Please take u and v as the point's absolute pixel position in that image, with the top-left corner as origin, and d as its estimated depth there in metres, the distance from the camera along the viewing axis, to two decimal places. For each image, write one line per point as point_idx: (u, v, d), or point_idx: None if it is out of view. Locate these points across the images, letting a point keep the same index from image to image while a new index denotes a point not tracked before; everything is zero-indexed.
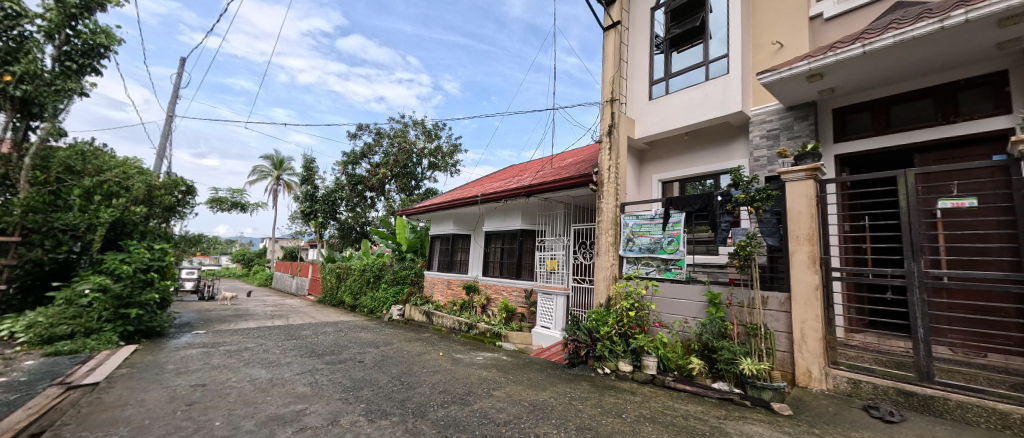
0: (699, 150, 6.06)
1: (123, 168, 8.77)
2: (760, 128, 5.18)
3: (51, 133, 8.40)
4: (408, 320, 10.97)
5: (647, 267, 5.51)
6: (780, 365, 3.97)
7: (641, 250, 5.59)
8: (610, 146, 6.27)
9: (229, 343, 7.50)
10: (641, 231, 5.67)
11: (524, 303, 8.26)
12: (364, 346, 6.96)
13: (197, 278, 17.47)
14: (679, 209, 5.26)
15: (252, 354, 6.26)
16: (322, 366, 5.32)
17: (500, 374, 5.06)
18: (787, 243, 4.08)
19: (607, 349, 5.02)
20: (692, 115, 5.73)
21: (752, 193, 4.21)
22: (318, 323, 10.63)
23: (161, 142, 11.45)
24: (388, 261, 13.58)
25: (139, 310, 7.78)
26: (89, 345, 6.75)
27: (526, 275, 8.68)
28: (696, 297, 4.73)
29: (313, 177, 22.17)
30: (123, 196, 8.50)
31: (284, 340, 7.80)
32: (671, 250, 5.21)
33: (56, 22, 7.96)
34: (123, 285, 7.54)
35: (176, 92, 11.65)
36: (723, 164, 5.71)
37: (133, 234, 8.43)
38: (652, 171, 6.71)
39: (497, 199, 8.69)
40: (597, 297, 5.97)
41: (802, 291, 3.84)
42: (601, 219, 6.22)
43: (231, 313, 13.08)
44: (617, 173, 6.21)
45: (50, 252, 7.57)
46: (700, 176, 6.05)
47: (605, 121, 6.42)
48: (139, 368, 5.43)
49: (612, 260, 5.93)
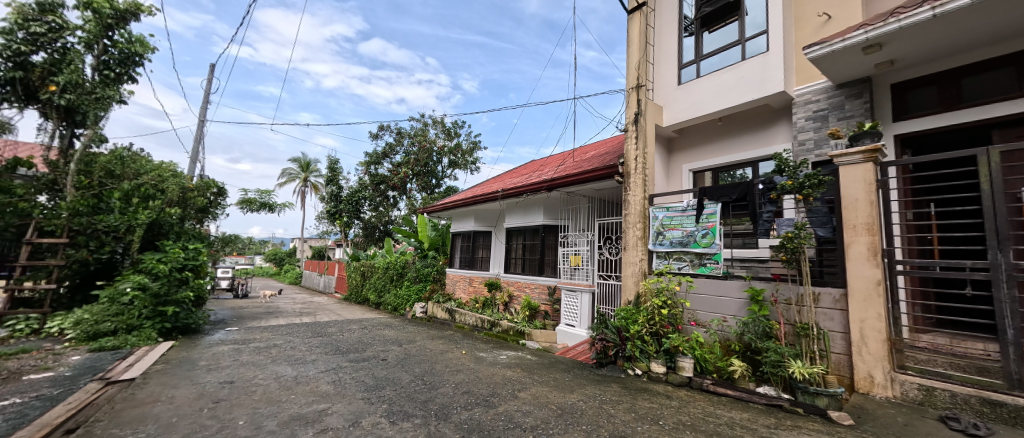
0: (735, 136, 5.67)
1: (158, 172, 9.13)
2: (805, 109, 4.76)
3: (93, 140, 8.83)
4: (432, 317, 10.96)
5: (680, 262, 5.18)
6: (835, 369, 3.61)
7: (673, 244, 5.27)
8: (636, 135, 5.94)
9: (258, 340, 7.67)
10: (672, 224, 5.35)
11: (547, 300, 8.05)
12: (387, 344, 6.94)
13: (231, 276, 18.18)
14: (713, 201, 4.90)
15: (280, 351, 6.34)
16: (346, 364, 5.30)
17: (525, 374, 4.87)
18: (842, 234, 3.71)
19: (638, 350, 4.72)
20: (727, 98, 5.34)
21: (800, 179, 3.82)
22: (344, 320, 10.77)
23: (194, 147, 11.90)
24: (411, 259, 13.66)
25: (176, 308, 8.05)
26: (130, 341, 7.02)
27: (550, 271, 8.45)
28: (735, 294, 4.39)
29: (338, 177, 22.63)
30: (159, 198, 8.83)
31: (310, 337, 7.90)
32: (706, 243, 4.87)
33: (94, 33, 8.32)
34: (161, 283, 7.83)
35: (206, 98, 12.08)
36: (762, 150, 5.30)
37: (169, 235, 8.76)
38: (681, 161, 6.35)
39: (519, 194, 8.49)
40: (625, 295, 5.68)
41: (861, 287, 3.47)
42: (629, 212, 5.91)
43: (262, 310, 13.50)
44: (645, 164, 5.88)
45: (94, 252, 7.84)
46: (736, 164, 5.66)
47: (631, 108, 6.09)
48: (174, 364, 5.57)
49: (641, 255, 5.62)
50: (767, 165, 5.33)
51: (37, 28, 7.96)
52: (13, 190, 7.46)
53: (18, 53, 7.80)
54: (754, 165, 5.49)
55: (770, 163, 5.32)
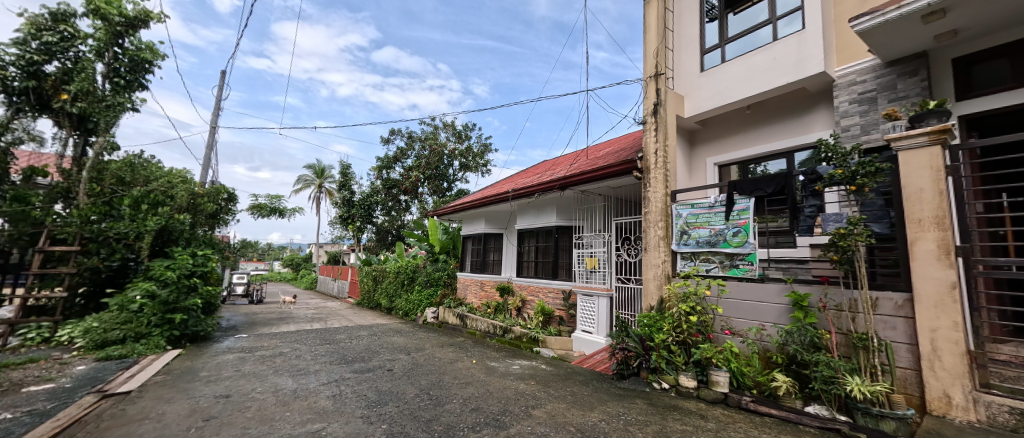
0: (765, 125, 5.20)
1: (168, 178, 9.09)
2: (849, 92, 4.30)
3: (105, 148, 8.84)
4: (443, 323, 10.65)
5: (709, 263, 4.72)
6: (901, 386, 3.15)
7: (700, 244, 4.82)
8: (656, 127, 5.51)
9: (265, 348, 7.48)
10: (699, 223, 4.90)
11: (561, 305, 7.64)
12: (395, 352, 6.64)
13: (246, 282, 18.28)
14: (744, 195, 4.44)
15: (284, 361, 6.10)
16: (350, 375, 5.00)
17: (540, 387, 4.47)
18: (904, 229, 3.23)
19: (664, 361, 4.27)
20: (757, 84, 4.89)
21: (852, 167, 3.36)
22: (354, 327, 10.56)
23: (206, 154, 11.95)
24: (422, 263, 13.42)
25: (184, 315, 7.91)
26: (137, 350, 6.89)
27: (564, 275, 8.04)
28: (775, 299, 3.91)
29: (350, 183, 22.63)
30: (168, 205, 8.75)
31: (317, 345, 7.68)
32: (738, 243, 4.42)
33: (104, 41, 8.34)
34: (169, 291, 7.72)
35: (218, 105, 12.13)
36: (798, 139, 4.82)
37: (179, 241, 8.66)
38: (704, 154, 5.90)
39: (530, 193, 8.12)
40: (647, 299, 5.24)
41: (931, 291, 3.00)
42: (649, 210, 5.47)
43: (275, 317, 13.43)
44: (667, 158, 5.44)
45: (106, 260, 7.89)
46: (766, 156, 5.20)
47: (651, 99, 5.68)
48: (176, 374, 5.37)
49: (664, 256, 5.17)
50: (802, 157, 4.87)
51: (50, 37, 7.99)
52: (27, 199, 7.43)
53: (31, 63, 7.83)
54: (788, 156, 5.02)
55: (807, 153, 4.83)
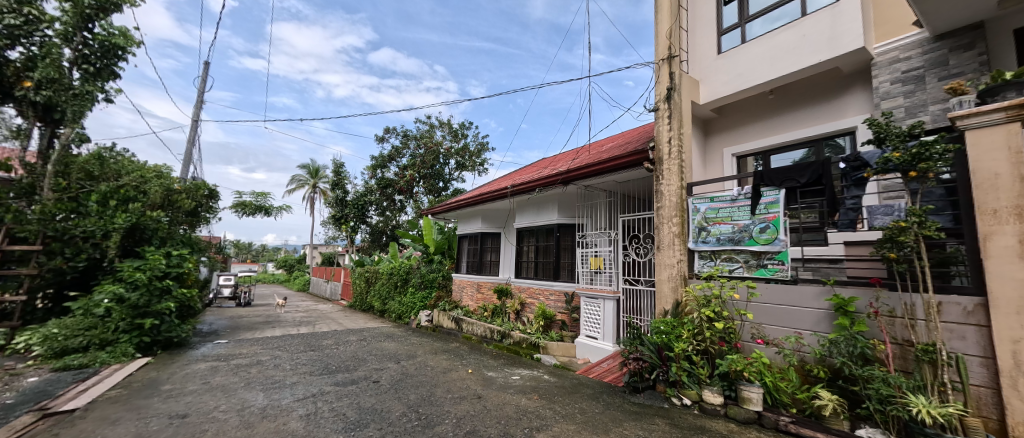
0: (790, 111, 4.75)
1: (141, 173, 8.43)
2: (890, 71, 3.86)
3: (73, 139, 8.19)
4: (437, 327, 10.13)
5: (732, 262, 4.25)
6: (974, 407, 2.66)
7: (721, 242, 4.36)
8: (670, 115, 5.05)
9: (244, 355, 6.91)
10: (719, 218, 4.43)
11: (564, 309, 7.14)
12: (383, 360, 6.10)
13: (233, 284, 17.57)
14: (772, 186, 3.97)
15: (259, 371, 5.53)
16: (330, 388, 4.47)
17: (544, 404, 3.94)
18: (973, 223, 2.76)
19: (684, 373, 3.77)
20: (784, 64, 4.43)
21: (912, 148, 2.82)
22: (343, 331, 10.00)
23: (188, 149, 11.35)
24: (416, 264, 12.88)
25: (156, 320, 7.32)
26: (100, 359, 6.29)
27: (566, 276, 7.53)
28: (813, 304, 3.42)
29: (343, 182, 21.93)
30: (140, 201, 8.10)
31: (300, 351, 7.11)
32: (766, 240, 3.95)
33: (71, 25, 7.73)
34: (140, 294, 7.13)
35: (201, 98, 11.52)
36: (829, 125, 4.35)
37: (152, 240, 8.04)
38: (721, 144, 5.45)
39: (530, 189, 7.62)
40: (661, 303, 4.78)
41: (1011, 295, 2.52)
42: (662, 205, 5.00)
43: (261, 320, 12.83)
44: (682, 147, 4.96)
45: (70, 261, 7.31)
46: (791, 145, 4.74)
47: (664, 83, 5.21)
48: (137, 388, 4.80)
49: (679, 255, 4.70)
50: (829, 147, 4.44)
51: (12, 20, 7.36)
52: None
53: None
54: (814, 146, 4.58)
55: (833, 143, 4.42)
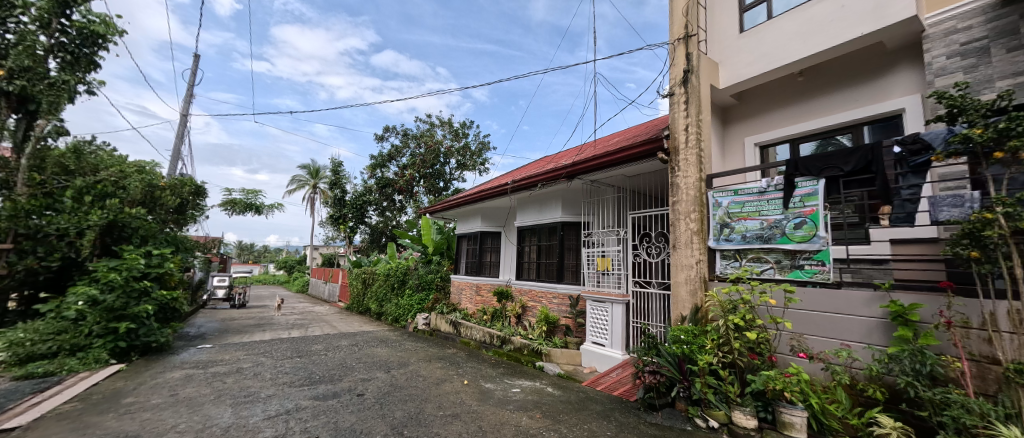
0: (823, 94, 4.25)
1: (120, 167, 7.91)
2: (946, 43, 3.36)
3: (50, 132, 7.75)
4: (434, 331, 9.64)
5: (761, 263, 3.76)
6: None
7: (747, 240, 3.87)
8: (688, 99, 4.56)
9: (224, 362, 6.43)
10: (745, 213, 3.94)
11: (567, 313, 6.65)
12: (372, 369, 5.61)
13: (228, 285, 17.06)
14: (810, 176, 3.48)
15: (235, 382, 5.05)
16: (307, 403, 4.01)
17: (548, 424, 3.44)
18: None
19: (709, 390, 3.27)
20: (819, 39, 3.93)
21: (997, 124, 2.33)
22: (336, 335, 9.52)
23: (177, 145, 10.91)
24: (413, 265, 12.39)
25: (132, 324, 6.85)
26: (67, 366, 5.81)
27: (570, 278, 7.02)
28: (863, 312, 2.92)
29: (341, 181, 21.43)
30: (119, 197, 7.62)
31: (285, 358, 6.63)
32: (802, 237, 3.47)
33: (47, 10, 7.28)
34: (116, 296, 6.67)
35: (190, 93, 11.08)
36: (871, 108, 3.85)
37: (132, 239, 7.60)
38: (742, 133, 4.95)
39: (531, 185, 7.15)
40: (677, 308, 4.31)
41: None
42: (679, 199, 4.52)
43: (253, 323, 12.36)
44: (700, 134, 4.48)
45: (43, 260, 6.73)
46: (823, 132, 4.25)
47: (681, 65, 4.75)
48: (95, 401, 4.32)
49: (698, 254, 4.23)
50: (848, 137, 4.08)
51: None
52: None
53: None
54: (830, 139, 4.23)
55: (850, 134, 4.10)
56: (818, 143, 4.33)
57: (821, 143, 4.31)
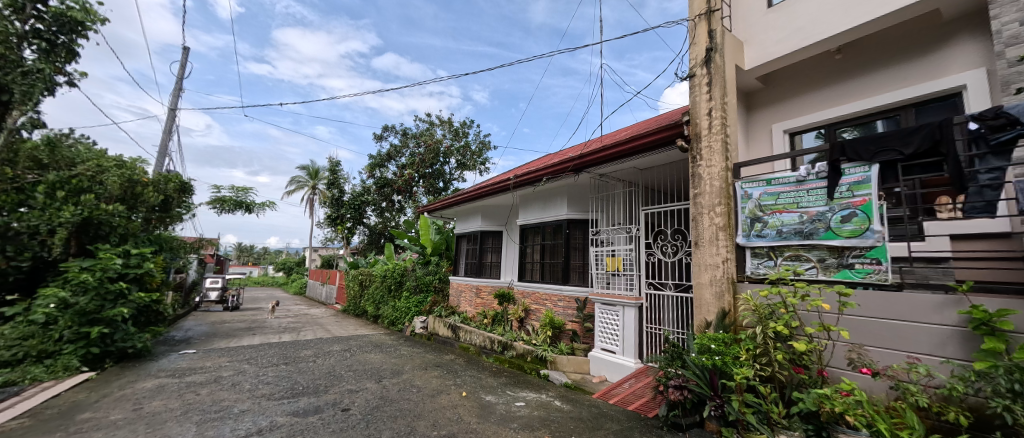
0: (864, 73, 3.81)
1: (98, 161, 7.35)
2: (1019, 7, 2.86)
3: (24, 125, 7.30)
4: (432, 335, 9.18)
5: (801, 261, 3.31)
6: None
7: (783, 236, 3.41)
8: (711, 81, 4.12)
9: (204, 370, 5.95)
10: (780, 205, 3.48)
11: (574, 317, 6.19)
12: (362, 379, 5.13)
13: (221, 287, 16.59)
14: (860, 161, 3.04)
15: (209, 394, 4.57)
16: (285, 421, 3.55)
17: None
18: None
19: (748, 409, 2.80)
20: (863, 9, 3.47)
21: None
22: (328, 340, 9.05)
23: (165, 140, 10.49)
24: (411, 266, 11.92)
25: (107, 328, 6.36)
26: (29, 375, 5.31)
27: (577, 279, 6.55)
28: (934, 319, 2.47)
29: (339, 181, 21.01)
30: (95, 193, 7.13)
31: (270, 365, 6.15)
32: (852, 232, 3.01)
33: None
34: (89, 298, 6.20)
35: (178, 88, 10.65)
36: (924, 86, 3.41)
37: (110, 238, 7.14)
38: (769, 119, 4.50)
39: (534, 180, 6.69)
40: (701, 312, 3.88)
41: None
42: (701, 191, 4.07)
43: (244, 326, 11.88)
44: (726, 119, 4.02)
45: (13, 260, 6.20)
46: (865, 116, 3.81)
47: (703, 44, 4.29)
48: (47, 417, 3.85)
49: (724, 252, 3.79)
50: (856, 131, 3.87)
51: None
52: None
53: None
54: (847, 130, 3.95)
55: (881, 123, 3.76)
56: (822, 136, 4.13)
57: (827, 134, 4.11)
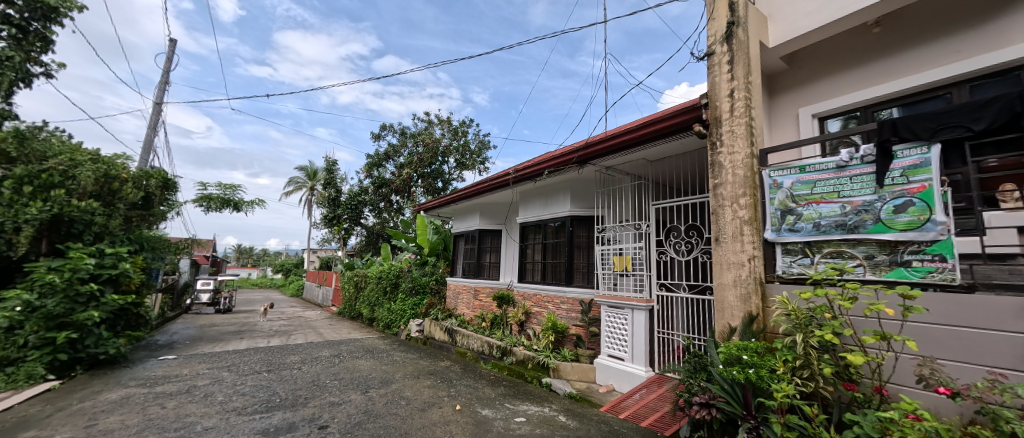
0: (907, 48, 3.41)
1: (71, 154, 6.92)
2: None
3: None
4: (428, 339, 8.73)
5: (846, 258, 2.88)
6: None
7: (822, 230, 2.98)
8: (733, 59, 3.70)
9: (179, 378, 5.50)
10: (816, 195, 3.06)
11: (577, 321, 5.76)
12: (347, 389, 4.69)
13: (213, 289, 16.14)
14: (917, 141, 2.61)
15: (176, 407, 4.13)
16: None
17: None
18: None
19: (790, 433, 2.36)
20: None
21: None
22: (319, 344, 8.62)
23: (150, 136, 10.08)
24: (407, 267, 11.50)
25: (76, 333, 5.92)
26: None
27: (581, 280, 6.10)
28: (1018, 327, 2.04)
29: (336, 181, 20.62)
30: (67, 189, 6.68)
31: (251, 373, 5.70)
32: (908, 224, 2.58)
33: None
34: (57, 300, 5.75)
35: (164, 82, 10.23)
36: (981, 60, 3.00)
37: (84, 236, 6.71)
38: (795, 103, 4.08)
39: (536, 174, 6.27)
40: (724, 317, 3.47)
41: None
42: (723, 181, 3.64)
43: (233, 330, 11.42)
44: (751, 100, 3.59)
45: None
46: (908, 96, 3.40)
47: (722, 19, 3.88)
48: None
49: (749, 249, 3.36)
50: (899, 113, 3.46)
51: None
52: None
53: None
54: (884, 111, 3.54)
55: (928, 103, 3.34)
56: (842, 120, 3.82)
57: (844, 120, 3.82)
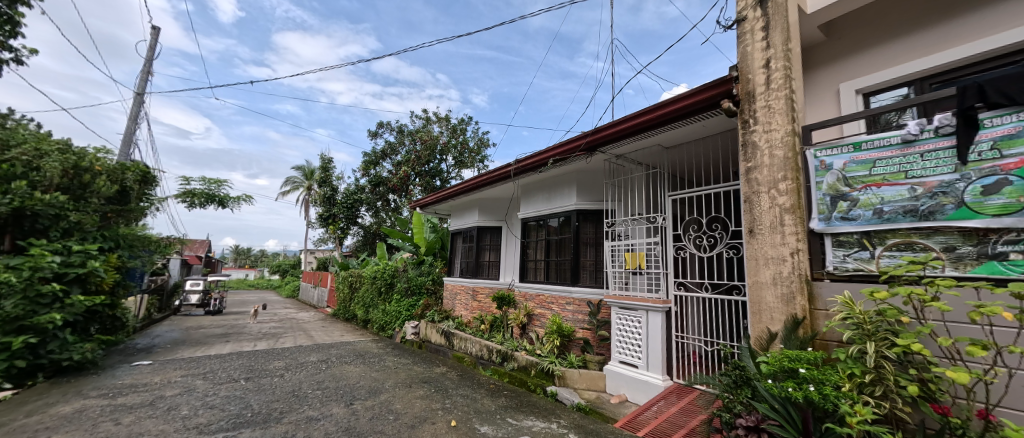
0: (976, 9, 2.93)
1: (36, 144, 6.41)
2: None
3: None
4: (424, 342, 8.22)
5: (916, 251, 2.41)
6: None
7: (885, 218, 2.51)
8: (769, 25, 3.23)
9: (147, 387, 4.99)
10: (877, 177, 2.58)
11: (585, 324, 5.28)
12: (329, 401, 4.20)
13: (202, 290, 15.57)
14: (1010, 107, 2.14)
15: (132, 423, 3.62)
16: None
17: None
18: None
19: None
20: None
21: None
22: (308, 348, 8.11)
23: (131, 128, 9.56)
24: (403, 267, 10.99)
25: (36, 338, 5.40)
26: None
27: (588, 280, 5.62)
28: None
29: (331, 179, 20.07)
30: (29, 181, 6.15)
31: (227, 381, 5.20)
32: (1002, 207, 2.11)
33: None
34: (14, 302, 5.23)
35: (147, 73, 9.71)
36: None
37: (49, 233, 6.19)
38: (836, 78, 3.61)
39: (539, 165, 5.77)
40: (761, 320, 2.99)
41: None
42: (758, 164, 3.16)
43: (220, 332, 10.87)
44: (790, 70, 3.11)
45: None
46: (975, 64, 2.91)
47: None
48: None
49: (791, 243, 2.87)
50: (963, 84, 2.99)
51: None
52: None
53: None
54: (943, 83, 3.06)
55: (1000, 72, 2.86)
56: (890, 96, 3.34)
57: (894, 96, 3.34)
